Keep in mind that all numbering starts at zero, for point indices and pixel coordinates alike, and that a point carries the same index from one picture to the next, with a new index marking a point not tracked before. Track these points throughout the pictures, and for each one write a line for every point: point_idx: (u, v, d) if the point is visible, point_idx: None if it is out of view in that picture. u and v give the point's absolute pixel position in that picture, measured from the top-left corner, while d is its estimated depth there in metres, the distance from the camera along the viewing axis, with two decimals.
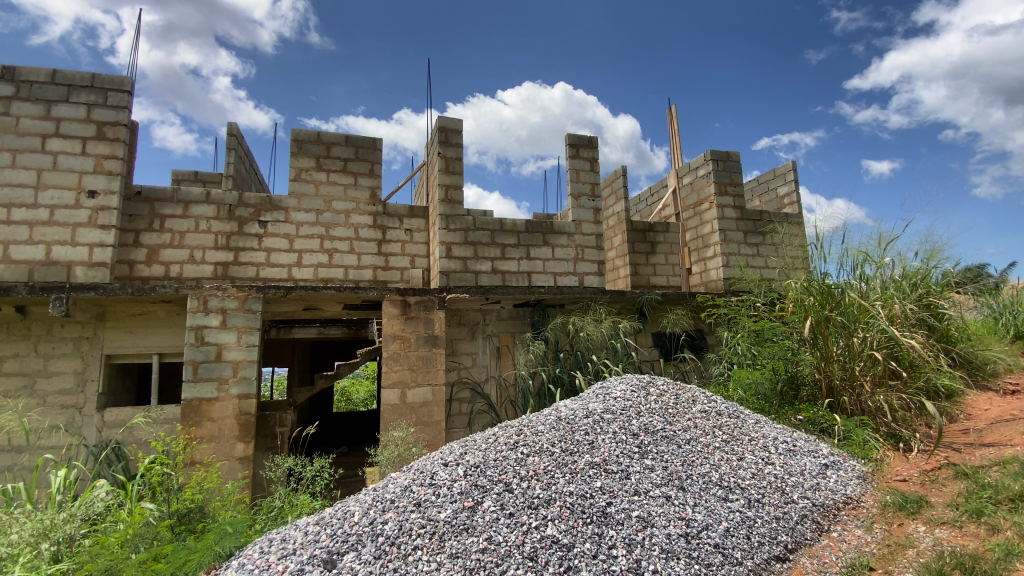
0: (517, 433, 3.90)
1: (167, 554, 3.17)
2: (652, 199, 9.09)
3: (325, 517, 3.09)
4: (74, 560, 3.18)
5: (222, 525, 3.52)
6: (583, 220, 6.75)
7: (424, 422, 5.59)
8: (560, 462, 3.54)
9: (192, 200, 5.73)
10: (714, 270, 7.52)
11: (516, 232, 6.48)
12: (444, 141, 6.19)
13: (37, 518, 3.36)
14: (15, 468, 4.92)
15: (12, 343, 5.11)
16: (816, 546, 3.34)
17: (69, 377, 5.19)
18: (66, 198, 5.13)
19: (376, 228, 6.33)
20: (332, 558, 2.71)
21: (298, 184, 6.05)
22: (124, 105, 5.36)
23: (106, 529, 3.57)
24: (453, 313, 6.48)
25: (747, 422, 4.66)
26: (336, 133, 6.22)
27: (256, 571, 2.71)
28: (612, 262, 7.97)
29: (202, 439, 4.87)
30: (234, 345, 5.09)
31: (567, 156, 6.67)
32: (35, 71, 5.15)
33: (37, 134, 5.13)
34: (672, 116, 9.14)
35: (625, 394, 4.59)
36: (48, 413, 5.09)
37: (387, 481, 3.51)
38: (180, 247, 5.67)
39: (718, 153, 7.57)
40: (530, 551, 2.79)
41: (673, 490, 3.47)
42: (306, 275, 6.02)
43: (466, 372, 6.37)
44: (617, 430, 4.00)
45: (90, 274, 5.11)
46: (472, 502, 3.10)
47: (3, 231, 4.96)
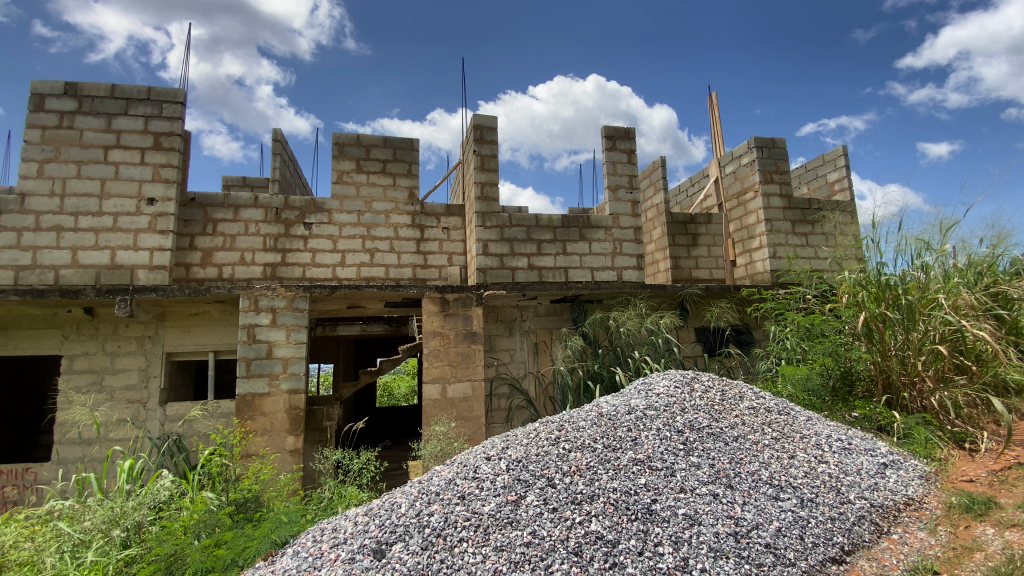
0: (558, 428, 3.89)
1: (227, 541, 3.35)
2: (693, 190, 8.86)
3: (373, 508, 3.16)
4: (142, 545, 3.39)
5: (278, 514, 3.67)
6: (620, 213, 6.65)
7: (464, 416, 5.65)
8: (603, 458, 3.51)
9: (242, 204, 5.98)
10: (760, 262, 7.24)
11: (552, 227, 6.44)
12: (479, 138, 6.22)
13: (109, 506, 3.62)
14: (86, 459, 5.28)
15: (83, 343, 5.49)
16: (875, 548, 3.18)
17: (134, 374, 5.53)
18: (128, 206, 5.47)
19: (414, 227, 6.44)
20: (381, 548, 2.78)
21: (340, 186, 6.22)
22: (178, 116, 5.66)
23: (171, 516, 3.79)
24: (490, 309, 6.52)
25: (798, 419, 4.48)
26: (375, 135, 6.35)
27: (310, 559, 2.81)
28: (651, 256, 7.82)
29: (256, 432, 5.09)
30: (284, 343, 5.30)
31: (603, 149, 6.58)
32: (96, 87, 5.49)
33: (100, 145, 5.47)
34: (712, 104, 8.87)
35: (668, 390, 4.50)
36: (116, 408, 5.44)
37: (432, 474, 3.56)
38: (232, 249, 5.94)
39: (762, 140, 7.30)
40: (574, 546, 2.78)
41: (721, 488, 3.38)
42: (349, 275, 6.19)
43: (504, 367, 6.40)
44: (661, 427, 3.93)
45: (152, 276, 5.43)
46: (515, 496, 3.12)
47: (73, 238, 5.32)
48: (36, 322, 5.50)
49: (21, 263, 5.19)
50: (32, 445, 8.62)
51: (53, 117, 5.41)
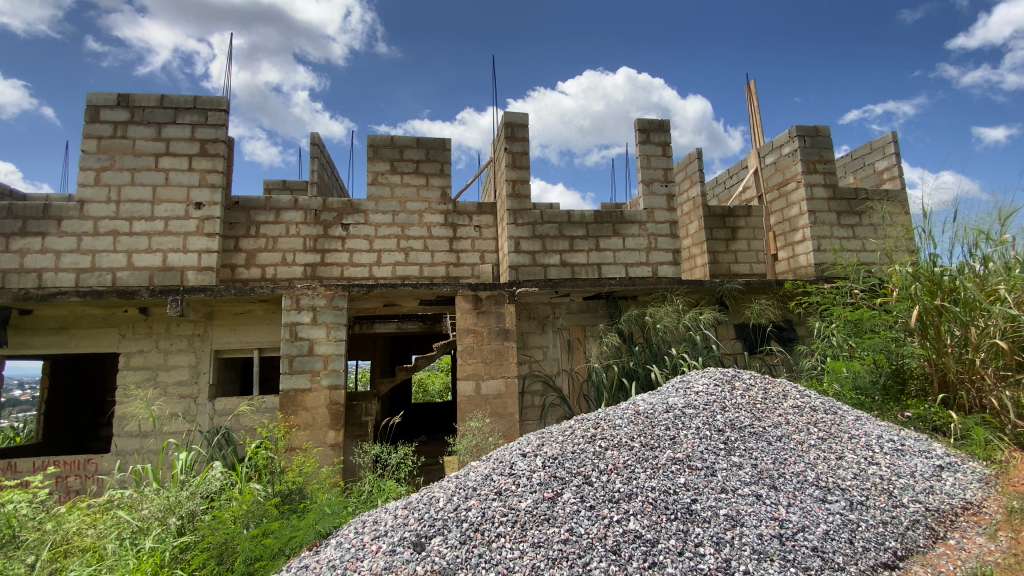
0: (594, 426, 3.86)
1: (275, 530, 3.49)
2: (731, 182, 8.61)
3: (412, 502, 3.22)
4: (196, 533, 3.56)
5: (321, 506, 3.79)
6: (655, 207, 6.53)
7: (498, 413, 5.68)
8: (640, 456, 3.46)
9: (283, 207, 6.18)
10: (803, 255, 6.97)
11: (585, 223, 6.37)
12: (510, 136, 6.22)
13: (165, 495, 3.81)
14: (143, 450, 5.57)
15: (138, 341, 5.80)
16: (931, 554, 3.02)
17: (185, 370, 5.81)
18: (177, 210, 5.74)
19: (447, 226, 6.51)
20: (421, 541, 2.83)
21: (375, 187, 6.35)
22: (222, 123, 5.90)
23: (222, 506, 3.96)
24: (523, 307, 6.52)
25: (846, 419, 4.29)
26: (408, 136, 6.45)
27: (352, 549, 2.89)
28: (688, 251, 7.64)
29: (299, 426, 5.26)
30: (324, 340, 5.45)
31: (636, 143, 6.48)
32: (146, 98, 5.78)
33: (151, 153, 5.76)
34: (750, 93, 8.59)
35: (708, 388, 4.40)
36: (169, 402, 5.72)
37: (469, 469, 3.60)
38: (274, 251, 6.15)
39: (805, 128, 7.02)
40: (612, 544, 2.76)
41: (764, 489, 3.28)
42: (385, 274, 6.31)
43: (537, 365, 6.40)
44: (701, 426, 3.85)
45: (200, 277, 5.69)
46: (552, 493, 3.11)
47: (128, 242, 5.62)
48: (95, 322, 5.85)
49: (82, 266, 5.53)
50: (93, 437, 9.13)
51: (108, 127, 5.72)
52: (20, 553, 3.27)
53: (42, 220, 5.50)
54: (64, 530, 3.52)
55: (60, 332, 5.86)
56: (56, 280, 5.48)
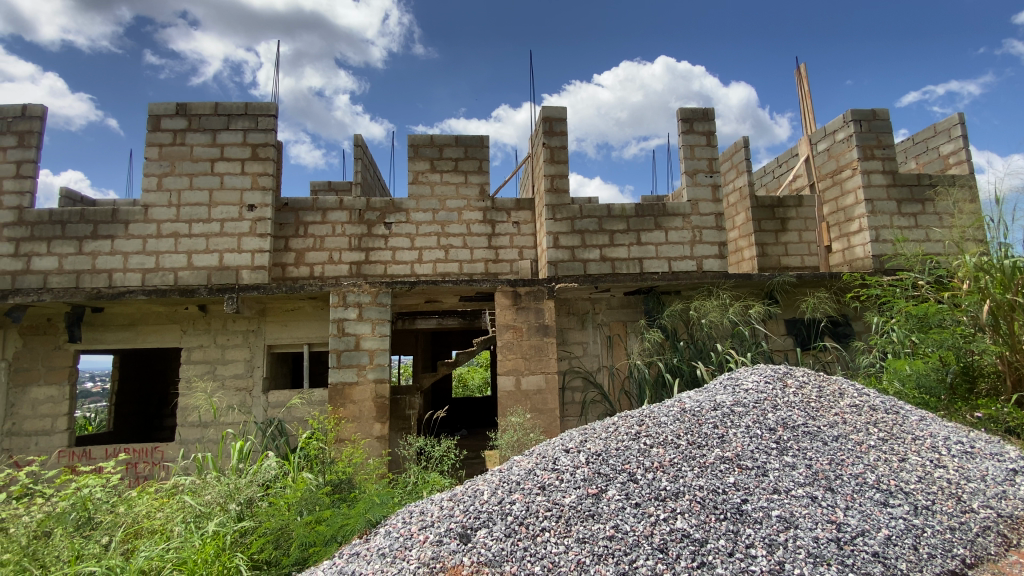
0: (638, 423, 3.79)
1: (327, 518, 3.65)
2: (780, 171, 8.25)
3: (458, 494, 3.27)
4: (254, 519, 3.75)
5: (370, 496, 3.92)
6: (699, 199, 6.35)
7: (539, 409, 5.68)
8: (687, 454, 3.38)
9: (329, 208, 6.39)
10: (859, 247, 6.61)
11: (626, 217, 6.26)
12: (549, 130, 6.17)
13: (225, 483, 4.03)
14: (204, 440, 5.90)
15: (198, 336, 6.14)
16: (1004, 563, 2.81)
17: (241, 364, 6.11)
18: (231, 212, 6.03)
19: (486, 223, 6.55)
20: (467, 532, 2.88)
21: (416, 186, 6.46)
22: (271, 127, 6.15)
23: (277, 493, 4.14)
24: (562, 302, 6.48)
25: (909, 419, 4.05)
26: (448, 135, 6.52)
27: (401, 538, 2.97)
28: (735, 243, 7.38)
29: (346, 418, 5.44)
30: (370, 335, 5.61)
31: (679, 133, 6.32)
32: (202, 106, 6.09)
33: (207, 158, 6.07)
34: (800, 78, 8.21)
35: (758, 386, 4.25)
36: (227, 394, 6.03)
37: (512, 463, 3.62)
38: (321, 250, 6.36)
39: (861, 112, 6.65)
40: (659, 543, 2.71)
41: (820, 491, 3.14)
42: (426, 271, 6.42)
43: (577, 361, 6.36)
44: (750, 425, 3.72)
45: (253, 276, 5.96)
46: (596, 489, 3.09)
47: (188, 243, 5.95)
48: (159, 318, 6.23)
49: (147, 266, 5.89)
50: (158, 426, 9.73)
51: (168, 135, 6.06)
52: (97, 533, 3.53)
53: (111, 224, 5.89)
54: (135, 513, 3.77)
55: (128, 328, 6.27)
56: (124, 280, 5.86)
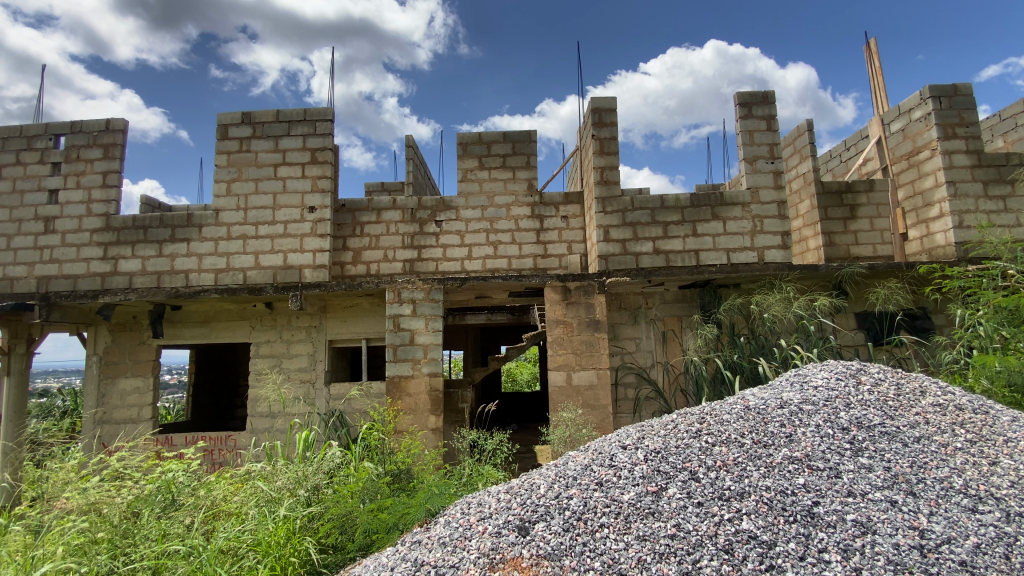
0: (699, 421, 3.69)
1: (388, 506, 3.82)
2: (848, 154, 7.74)
3: (514, 487, 3.30)
4: (321, 505, 3.94)
5: (428, 487, 4.05)
6: (760, 186, 6.07)
7: (591, 404, 5.61)
8: (752, 454, 3.25)
9: (383, 207, 6.58)
10: (940, 234, 6.10)
11: (680, 208, 6.06)
12: (598, 121, 6.07)
13: (294, 470, 4.24)
14: (272, 429, 6.25)
15: (266, 332, 6.51)
16: None
17: (305, 358, 6.42)
18: (294, 214, 6.33)
19: (535, 218, 6.55)
20: (525, 525, 2.89)
21: (465, 184, 6.54)
22: (329, 132, 6.42)
23: (342, 481, 4.31)
24: (614, 297, 6.37)
25: (1002, 420, 3.70)
26: (495, 132, 6.56)
27: (460, 528, 3.03)
28: (799, 233, 6.99)
29: (404, 410, 5.60)
30: (424, 330, 5.75)
31: (737, 119, 6.06)
32: (265, 114, 6.43)
33: (271, 164, 6.40)
34: (869, 54, 7.65)
35: (828, 383, 4.04)
36: (293, 387, 6.36)
37: (568, 458, 3.61)
38: (377, 248, 6.57)
39: (940, 88, 6.13)
40: (724, 543, 2.62)
41: (900, 495, 2.93)
42: (476, 267, 6.49)
43: (630, 356, 6.23)
44: (821, 424, 3.53)
45: (315, 274, 6.25)
46: (655, 487, 3.03)
47: (254, 244, 6.30)
48: (231, 315, 6.65)
49: (219, 267, 6.29)
50: (230, 416, 10.46)
51: (234, 143, 6.43)
52: (180, 513, 3.80)
53: (187, 227, 6.32)
54: (213, 496, 4.04)
55: (202, 325, 6.73)
56: (199, 280, 6.28)
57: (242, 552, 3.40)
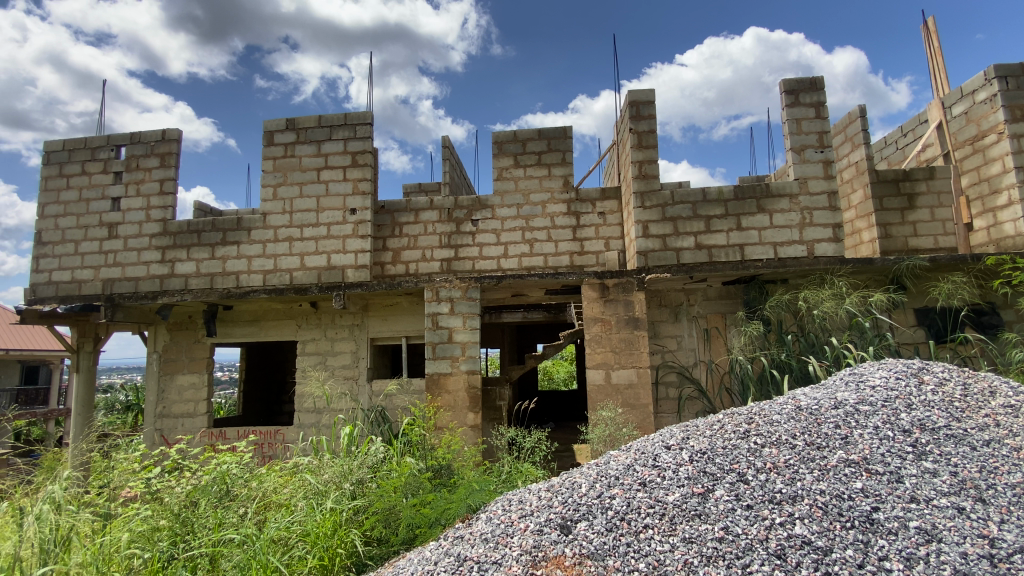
0: (746, 421, 3.56)
1: (430, 501, 3.88)
2: (905, 141, 7.30)
3: (555, 485, 3.29)
4: (365, 498, 4.03)
5: (469, 483, 4.09)
6: (809, 177, 5.82)
7: (631, 403, 5.51)
8: (805, 456, 3.12)
9: (421, 208, 6.68)
10: (1010, 223, 5.69)
11: (723, 201, 5.87)
12: (636, 115, 5.96)
13: (340, 464, 4.36)
14: (319, 424, 6.46)
15: (311, 330, 6.73)
16: None
17: (348, 355, 6.61)
18: (336, 217, 6.52)
19: (571, 215, 6.49)
20: (567, 524, 2.88)
21: (500, 182, 6.55)
22: (369, 135, 6.57)
23: (385, 475, 4.40)
24: (654, 294, 6.24)
25: None
26: (531, 129, 6.54)
27: (502, 525, 3.04)
28: (851, 225, 6.64)
29: (443, 407, 5.68)
30: (461, 328, 5.81)
31: (783, 107, 5.83)
32: (308, 120, 6.65)
33: (314, 168, 6.61)
34: (928, 33, 7.20)
35: (887, 383, 3.82)
36: (337, 383, 6.56)
37: (610, 457, 3.57)
38: (415, 248, 6.67)
39: (1008, 67, 5.72)
40: (776, 548, 2.52)
41: (968, 501, 2.74)
42: (513, 265, 6.50)
43: (672, 355, 6.09)
44: (880, 425, 3.35)
45: (357, 274, 6.41)
46: (702, 489, 2.95)
47: (300, 246, 6.52)
48: (278, 314, 6.92)
49: (268, 268, 6.55)
50: (278, 411, 10.90)
51: (280, 148, 6.67)
52: (235, 503, 3.97)
53: (237, 231, 6.61)
54: (265, 488, 4.21)
55: (252, 324, 7.02)
56: (249, 280, 6.56)
57: (292, 542, 3.52)
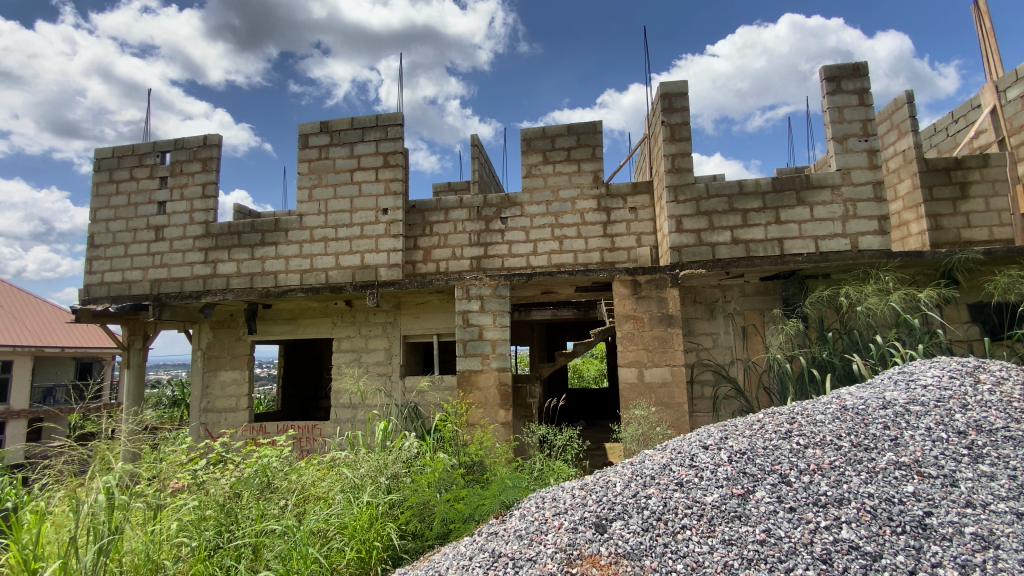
0: (788, 421, 3.45)
1: (464, 497, 3.92)
2: (956, 127, 6.92)
3: (589, 484, 3.26)
4: (400, 492, 4.09)
5: (502, 479, 4.11)
6: (852, 167, 5.58)
7: (665, 403, 5.41)
8: (851, 458, 2.99)
9: (451, 207, 6.73)
10: None
11: (760, 193, 5.69)
12: (668, 107, 5.83)
13: (375, 458, 4.43)
14: (354, 420, 6.61)
15: (346, 328, 6.89)
16: None
17: (381, 352, 6.73)
18: (369, 217, 6.64)
19: (601, 211, 6.42)
20: (602, 522, 2.85)
21: (529, 179, 6.53)
22: (399, 136, 6.66)
23: (419, 470, 4.46)
24: (688, 290, 6.11)
25: None
26: (560, 125, 6.49)
27: (536, 522, 3.03)
28: (898, 216, 6.32)
29: (475, 404, 5.72)
30: (491, 326, 5.83)
31: (823, 95, 5.60)
32: (341, 122, 6.79)
33: (347, 169, 6.74)
34: (981, 12, 6.79)
35: (940, 382, 3.63)
36: (371, 379, 6.69)
37: (645, 456, 3.52)
38: (445, 247, 6.73)
39: None
40: (821, 552, 2.42)
41: None
42: (542, 262, 6.47)
43: (707, 353, 5.96)
44: (932, 426, 3.19)
45: (390, 273, 6.51)
46: (741, 490, 2.87)
47: (335, 246, 6.67)
48: (315, 312, 7.10)
49: (304, 268, 6.72)
50: (315, 407, 11.17)
51: (315, 151, 6.84)
52: (276, 495, 4.10)
53: (275, 232, 6.82)
54: (304, 480, 4.33)
55: (290, 322, 7.23)
56: (287, 280, 6.75)
57: (331, 534, 3.61)
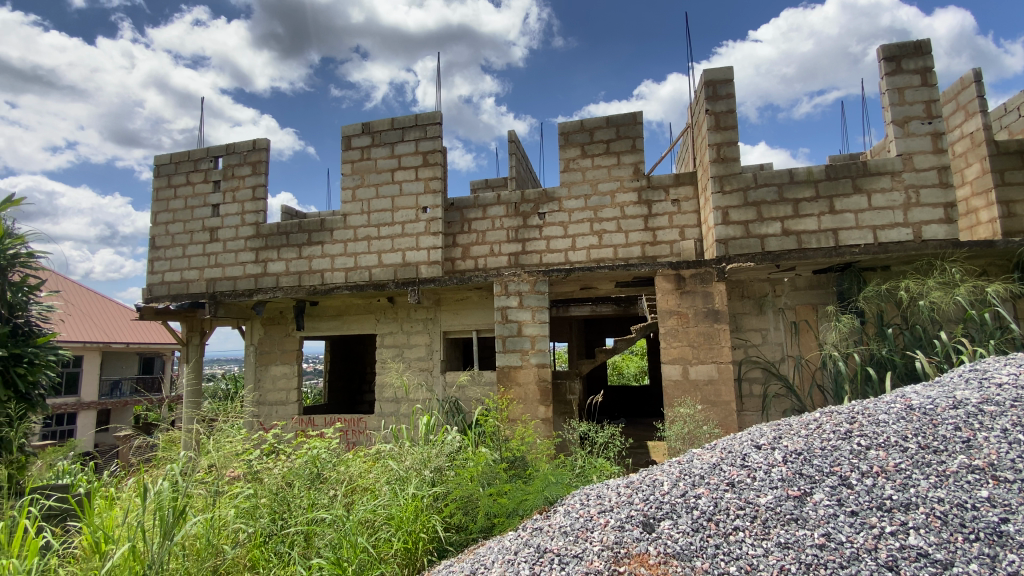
0: (848, 421, 3.28)
1: (507, 492, 3.95)
2: None
3: (635, 482, 3.22)
4: (444, 485, 4.15)
5: (545, 475, 4.11)
6: (915, 151, 5.24)
7: (711, 400, 5.26)
8: (918, 460, 2.82)
9: (489, 204, 6.76)
10: None
11: (812, 182, 5.43)
12: (712, 95, 5.64)
13: (419, 451, 4.50)
14: (398, 414, 6.76)
15: (389, 324, 7.05)
16: None
17: (422, 348, 6.85)
18: (409, 215, 6.76)
19: (642, 204, 6.29)
20: (650, 521, 2.80)
21: (568, 174, 6.48)
22: (438, 134, 6.74)
23: (461, 464, 4.52)
24: (735, 284, 5.91)
25: None
26: (598, 118, 6.40)
27: (581, 519, 3.01)
28: (966, 203, 5.88)
29: (515, 399, 5.73)
30: (530, 322, 5.83)
31: (882, 76, 5.28)
32: (382, 123, 6.93)
33: (388, 169, 6.88)
34: None
35: (1017, 381, 3.36)
36: (413, 374, 6.82)
37: (692, 456, 3.44)
38: (484, 243, 6.76)
39: None
40: (886, 559, 2.29)
41: None
42: (581, 257, 6.40)
43: (755, 349, 5.75)
44: (1009, 428, 2.95)
45: (430, 270, 6.60)
46: (798, 492, 2.76)
47: (377, 244, 6.83)
48: (359, 309, 7.31)
49: (348, 266, 6.91)
50: (359, 401, 11.52)
51: (357, 152, 7.01)
52: (326, 486, 4.24)
53: (320, 231, 7.04)
54: (352, 472, 4.46)
55: (335, 318, 7.46)
56: (332, 278, 6.96)
57: (378, 524, 3.70)
